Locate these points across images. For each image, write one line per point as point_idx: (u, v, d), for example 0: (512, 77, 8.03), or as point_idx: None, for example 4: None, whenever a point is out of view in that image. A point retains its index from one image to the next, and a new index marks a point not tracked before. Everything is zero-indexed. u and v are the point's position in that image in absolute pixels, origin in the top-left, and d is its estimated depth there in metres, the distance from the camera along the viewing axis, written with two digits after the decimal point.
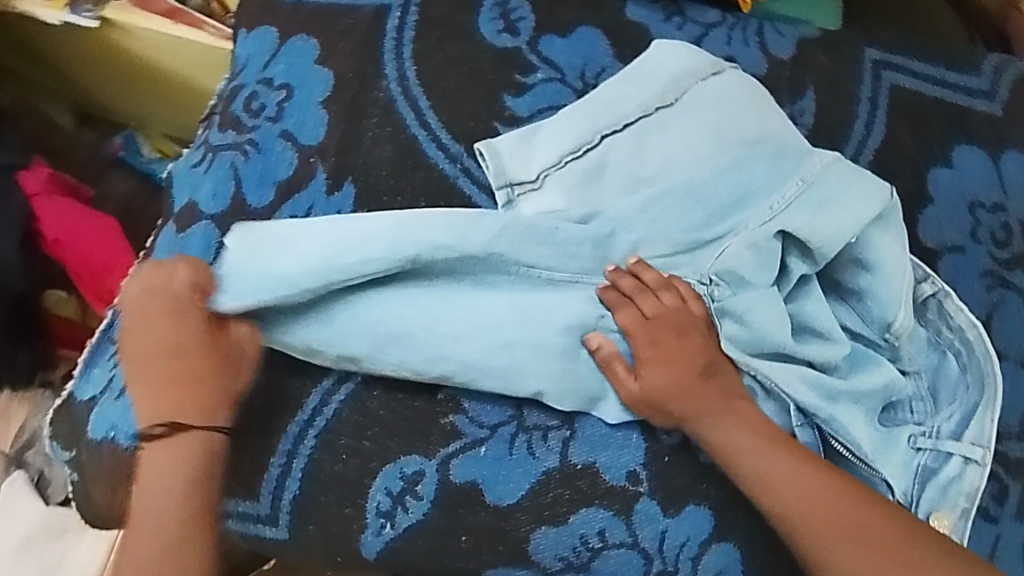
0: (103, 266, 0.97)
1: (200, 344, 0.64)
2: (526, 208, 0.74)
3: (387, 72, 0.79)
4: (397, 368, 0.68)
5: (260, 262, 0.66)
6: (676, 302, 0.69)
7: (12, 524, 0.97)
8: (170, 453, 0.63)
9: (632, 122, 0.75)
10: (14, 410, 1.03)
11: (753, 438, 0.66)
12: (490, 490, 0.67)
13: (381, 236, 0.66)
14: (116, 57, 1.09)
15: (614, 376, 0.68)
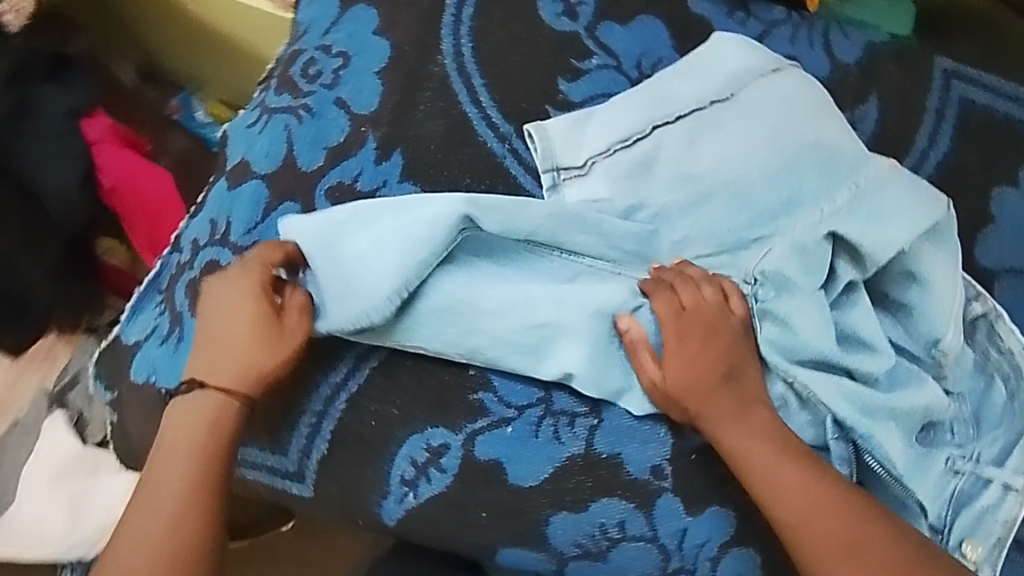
0: (156, 210, 0.97)
1: (243, 311, 0.66)
2: (571, 193, 0.74)
3: (445, 47, 0.80)
4: (431, 341, 0.68)
5: (336, 253, 0.68)
6: (717, 297, 0.68)
7: (48, 457, 1.01)
8: (192, 410, 0.65)
9: (686, 114, 0.74)
10: (59, 350, 1.10)
11: (765, 446, 0.64)
12: (512, 470, 0.67)
13: (433, 216, 0.67)
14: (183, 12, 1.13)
15: (637, 361, 0.68)
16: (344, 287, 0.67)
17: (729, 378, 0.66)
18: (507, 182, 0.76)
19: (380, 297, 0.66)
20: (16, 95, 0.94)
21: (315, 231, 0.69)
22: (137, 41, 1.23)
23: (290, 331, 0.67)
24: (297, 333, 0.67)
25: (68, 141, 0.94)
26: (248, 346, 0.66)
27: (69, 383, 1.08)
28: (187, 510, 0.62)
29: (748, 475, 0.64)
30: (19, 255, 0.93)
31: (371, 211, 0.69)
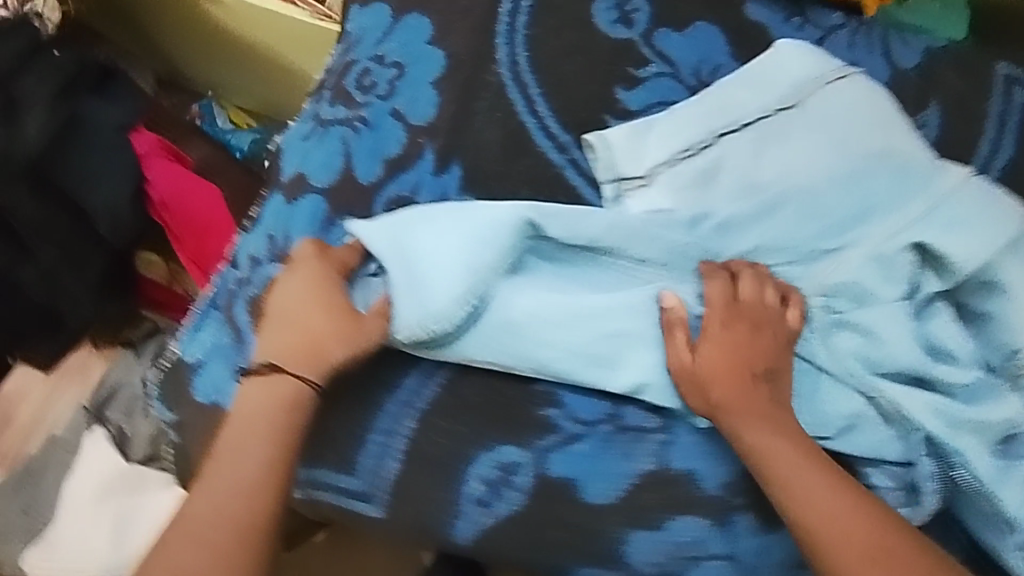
0: (204, 227, 0.93)
1: (321, 299, 0.65)
2: (633, 204, 0.72)
3: (500, 56, 0.78)
4: (498, 353, 0.67)
5: (402, 252, 0.68)
6: (775, 302, 0.67)
7: (91, 473, 1.01)
8: (263, 391, 0.62)
9: (751, 123, 0.73)
10: (93, 364, 1.15)
11: (787, 444, 0.61)
12: (586, 488, 0.67)
13: (502, 224, 0.67)
14: (204, 26, 1.22)
15: (671, 343, 0.67)
16: (415, 290, 0.66)
17: (769, 378, 0.65)
18: (567, 193, 0.75)
19: (452, 299, 0.65)
20: (66, 110, 0.89)
21: (380, 233, 0.69)
22: (204, 70, 1.32)
23: (368, 325, 0.65)
24: (374, 328, 0.66)
25: (120, 154, 0.91)
26: (325, 333, 0.64)
27: (107, 397, 1.09)
28: (254, 495, 0.58)
29: (769, 477, 0.61)
30: (62, 271, 0.92)
31: (439, 214, 0.69)
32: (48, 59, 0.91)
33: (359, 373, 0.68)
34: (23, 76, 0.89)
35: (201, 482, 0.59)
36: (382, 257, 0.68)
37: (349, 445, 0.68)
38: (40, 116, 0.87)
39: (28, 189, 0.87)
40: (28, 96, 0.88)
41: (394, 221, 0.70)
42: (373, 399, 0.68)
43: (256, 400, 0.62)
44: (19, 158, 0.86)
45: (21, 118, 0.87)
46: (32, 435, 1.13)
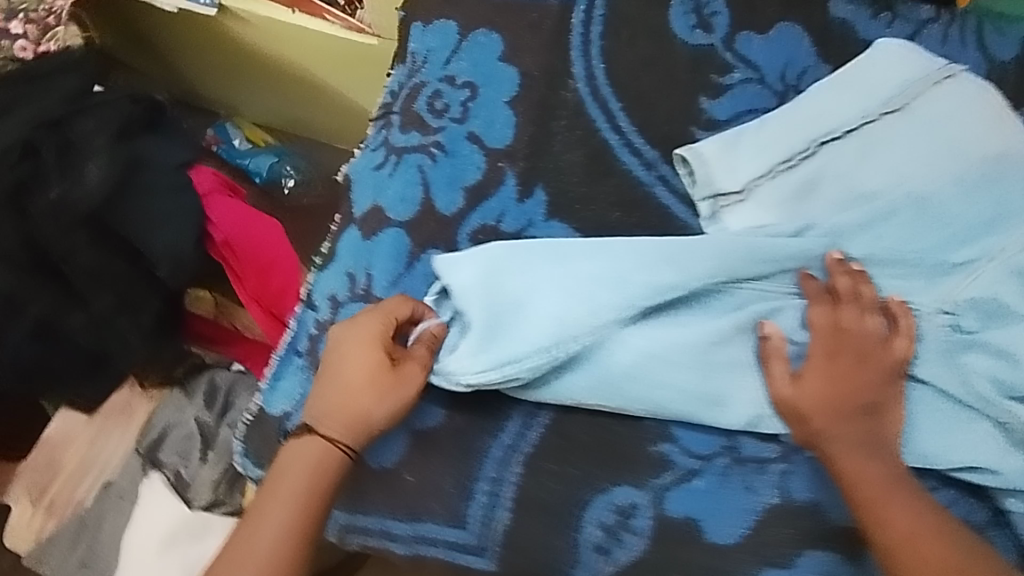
0: (268, 263, 0.90)
1: (363, 355, 0.62)
2: (731, 221, 0.69)
3: (576, 71, 0.74)
4: (602, 394, 0.64)
5: (496, 295, 0.65)
6: (879, 329, 0.64)
7: (153, 522, 0.98)
8: (297, 452, 0.61)
9: (852, 130, 0.69)
10: (138, 403, 1.06)
11: (874, 467, 0.60)
12: (709, 526, 0.63)
13: (604, 258, 0.66)
14: (230, 48, 1.19)
15: (769, 374, 0.64)
16: (494, 336, 0.64)
17: (873, 409, 0.62)
18: (659, 212, 0.70)
19: (533, 346, 0.63)
20: (125, 152, 0.86)
21: (466, 273, 0.65)
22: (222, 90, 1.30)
23: (409, 379, 0.63)
24: (415, 382, 0.63)
25: (182, 196, 0.87)
26: (364, 394, 0.61)
27: (158, 439, 1.03)
28: (285, 553, 0.58)
29: (851, 497, 0.60)
30: (116, 317, 0.88)
31: (538, 254, 0.67)
32: (101, 98, 0.88)
33: (460, 418, 0.66)
34: (78, 118, 0.86)
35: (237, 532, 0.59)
36: (464, 297, 0.65)
37: (456, 495, 0.64)
38: (100, 162, 0.84)
39: (89, 237, 0.85)
40: (85, 140, 0.85)
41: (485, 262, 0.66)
42: (477, 446, 0.65)
43: (292, 460, 0.61)
44: (78, 208, 0.83)
45: (80, 165, 0.84)
46: (78, 483, 1.04)
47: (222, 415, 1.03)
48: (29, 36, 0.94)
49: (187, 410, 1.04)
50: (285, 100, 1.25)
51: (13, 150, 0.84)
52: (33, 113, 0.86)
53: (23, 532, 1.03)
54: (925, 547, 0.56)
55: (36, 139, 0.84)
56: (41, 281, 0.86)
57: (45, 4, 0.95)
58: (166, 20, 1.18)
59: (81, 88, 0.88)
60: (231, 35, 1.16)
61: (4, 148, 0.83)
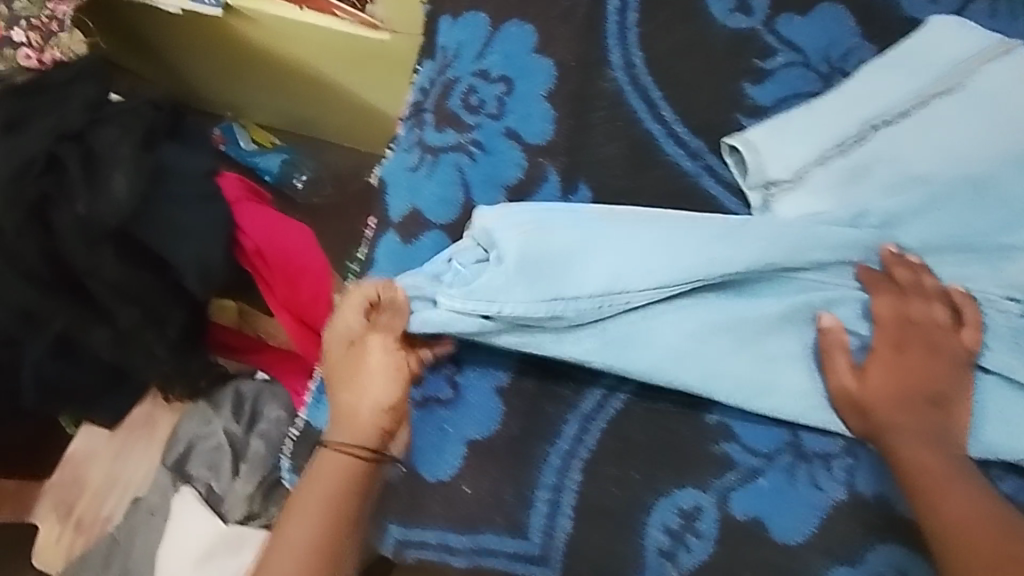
0: (299, 269, 0.88)
1: (339, 348, 0.61)
2: (784, 210, 0.66)
3: (613, 60, 0.71)
4: (646, 364, 0.62)
5: (536, 253, 0.61)
6: (947, 320, 0.63)
7: (186, 538, 0.93)
8: (319, 470, 0.60)
9: (905, 112, 0.66)
10: (161, 415, 1.04)
11: (939, 460, 0.59)
12: (775, 525, 0.62)
13: (661, 248, 0.62)
14: (233, 47, 1.14)
15: (831, 364, 0.63)
16: (534, 296, 0.60)
17: (939, 403, 0.61)
18: (706, 203, 0.69)
19: (586, 292, 0.61)
20: (150, 161, 0.83)
21: (507, 221, 0.63)
22: (227, 91, 1.25)
23: (386, 355, 0.61)
24: (394, 354, 0.61)
25: (211, 208, 0.85)
26: (360, 391, 0.60)
27: (185, 452, 1.00)
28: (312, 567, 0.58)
29: (912, 490, 0.59)
30: (143, 332, 0.87)
31: (589, 219, 0.63)
32: (121, 106, 0.86)
33: (515, 427, 0.64)
34: (99, 129, 0.84)
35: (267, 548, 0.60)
36: (501, 256, 0.61)
37: (516, 504, 0.63)
38: (126, 173, 0.81)
39: (115, 252, 0.83)
40: (108, 152, 0.82)
41: (523, 219, 0.63)
42: (534, 454, 0.64)
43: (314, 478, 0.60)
44: (106, 222, 0.81)
45: (105, 176, 0.81)
46: (104, 498, 1.02)
47: (251, 425, 0.99)
48: (32, 44, 0.89)
49: (214, 421, 1.00)
50: (292, 100, 1.21)
51: (36, 162, 0.81)
52: (50, 125, 0.83)
53: (52, 550, 1.01)
54: (981, 532, 0.55)
55: (59, 151, 0.82)
56: (61, 298, 0.84)
57: (47, 9, 0.89)
58: (170, 22, 1.14)
59: (99, 96, 0.86)
60: (234, 34, 1.11)
61: (27, 160, 0.81)
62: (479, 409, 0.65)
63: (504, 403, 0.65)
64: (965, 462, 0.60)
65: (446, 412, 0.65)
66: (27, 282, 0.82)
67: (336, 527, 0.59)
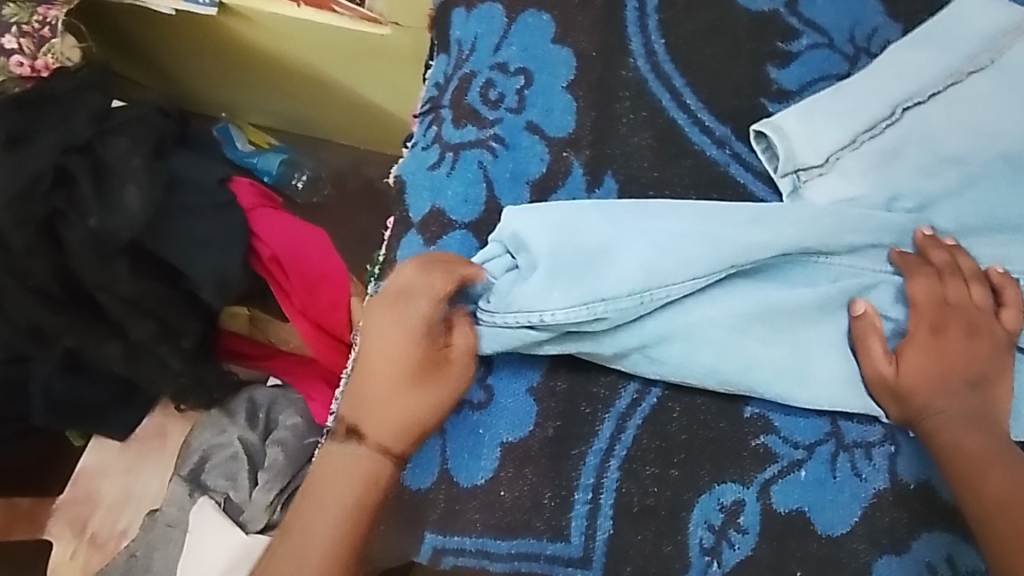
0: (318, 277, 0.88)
1: (408, 342, 0.58)
2: (816, 196, 0.65)
3: (634, 47, 0.70)
4: (679, 366, 0.62)
5: (569, 258, 0.59)
6: (986, 301, 0.62)
7: (209, 552, 0.90)
8: (343, 462, 0.58)
9: (936, 94, 0.65)
10: (171, 425, 1.03)
11: (984, 443, 0.58)
12: (819, 518, 0.61)
13: (697, 237, 0.60)
14: (228, 48, 1.10)
15: (867, 351, 0.62)
16: (573, 301, 0.59)
17: (977, 385, 0.60)
18: (736, 192, 0.67)
19: (625, 289, 0.59)
20: (163, 171, 0.81)
21: (530, 223, 0.61)
22: (225, 93, 1.22)
23: (450, 377, 0.59)
24: (457, 380, 0.60)
25: (229, 216, 0.85)
26: (408, 397, 0.58)
27: (201, 462, 0.98)
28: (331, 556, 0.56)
29: (952, 474, 0.58)
30: (157, 345, 0.85)
31: (619, 213, 0.62)
32: (127, 113, 0.83)
33: (548, 428, 0.63)
34: (108, 139, 0.80)
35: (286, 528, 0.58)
36: (534, 263, 0.60)
37: (555, 507, 0.62)
38: (140, 185, 0.79)
39: (128, 264, 0.80)
40: (120, 163, 0.79)
41: (550, 220, 0.61)
42: (572, 455, 0.62)
43: (337, 469, 0.58)
44: (119, 236, 0.77)
45: (118, 188, 0.78)
46: (119, 513, 1.00)
47: (267, 434, 0.98)
48: (25, 50, 0.85)
49: (229, 430, 0.98)
50: (293, 101, 1.19)
51: (44, 178, 0.77)
52: (58, 137, 0.78)
53: (65, 568, 0.97)
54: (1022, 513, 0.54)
55: (68, 164, 0.78)
56: (72, 315, 0.82)
57: (37, 15, 0.85)
58: (165, 26, 1.09)
59: (105, 106, 0.82)
60: (230, 35, 1.07)
61: (34, 176, 0.76)
62: (513, 409, 0.63)
63: (537, 403, 0.63)
64: (1009, 445, 0.58)
65: (479, 415, 0.63)
66: (37, 299, 0.80)
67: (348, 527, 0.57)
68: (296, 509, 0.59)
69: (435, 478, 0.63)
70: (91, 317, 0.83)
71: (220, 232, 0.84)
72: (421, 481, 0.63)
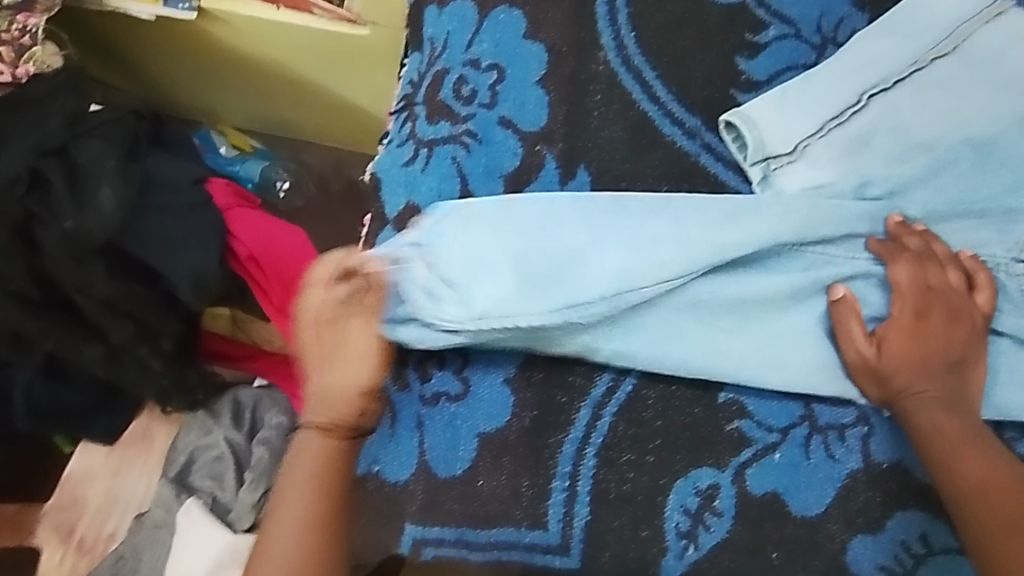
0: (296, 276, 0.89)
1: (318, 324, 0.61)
2: (786, 183, 0.67)
3: (605, 42, 0.71)
4: (655, 359, 0.62)
5: (531, 256, 0.61)
6: (962, 284, 0.63)
7: (194, 554, 0.90)
8: (299, 453, 0.60)
9: (902, 79, 0.67)
10: (156, 431, 1.02)
11: (959, 426, 0.59)
12: (794, 500, 0.62)
13: (670, 239, 0.62)
14: (205, 51, 1.11)
15: (848, 335, 0.63)
16: (543, 295, 0.60)
17: (957, 369, 0.61)
18: (708, 181, 0.68)
19: (598, 295, 0.60)
20: (137, 172, 0.82)
21: (490, 220, 0.62)
22: (205, 100, 1.22)
23: (366, 341, 0.61)
24: (374, 340, 0.61)
25: (204, 215, 0.85)
26: (339, 371, 0.60)
27: (187, 465, 0.98)
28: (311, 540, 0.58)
29: (929, 453, 0.59)
30: (137, 346, 0.85)
31: (594, 211, 0.63)
32: (103, 116, 0.83)
33: (527, 420, 0.63)
34: (81, 142, 0.80)
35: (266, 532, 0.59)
36: (496, 263, 0.61)
37: (533, 495, 0.62)
38: (114, 186, 0.79)
39: (105, 267, 0.80)
40: (94, 164, 0.80)
41: (515, 221, 0.62)
42: (550, 444, 0.63)
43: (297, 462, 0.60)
44: (94, 237, 0.78)
45: (93, 190, 0.79)
46: (106, 515, 1.00)
47: (253, 434, 0.98)
48: (4, 59, 0.84)
49: (214, 432, 0.98)
50: (271, 104, 1.19)
51: (20, 181, 0.77)
52: (32, 140, 0.79)
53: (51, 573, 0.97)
54: (997, 498, 0.57)
55: (43, 167, 0.78)
56: (53, 319, 0.82)
57: (16, 23, 0.83)
58: (148, 31, 1.10)
59: (80, 107, 0.82)
60: (210, 38, 1.08)
61: (10, 180, 0.76)
62: (491, 400, 0.64)
63: (514, 394, 0.64)
64: (980, 427, 0.60)
65: (457, 406, 0.64)
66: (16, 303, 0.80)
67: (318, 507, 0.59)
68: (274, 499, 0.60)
69: (414, 470, 0.63)
70: (71, 321, 0.83)
71: (199, 233, 0.84)
72: (399, 474, 0.63)
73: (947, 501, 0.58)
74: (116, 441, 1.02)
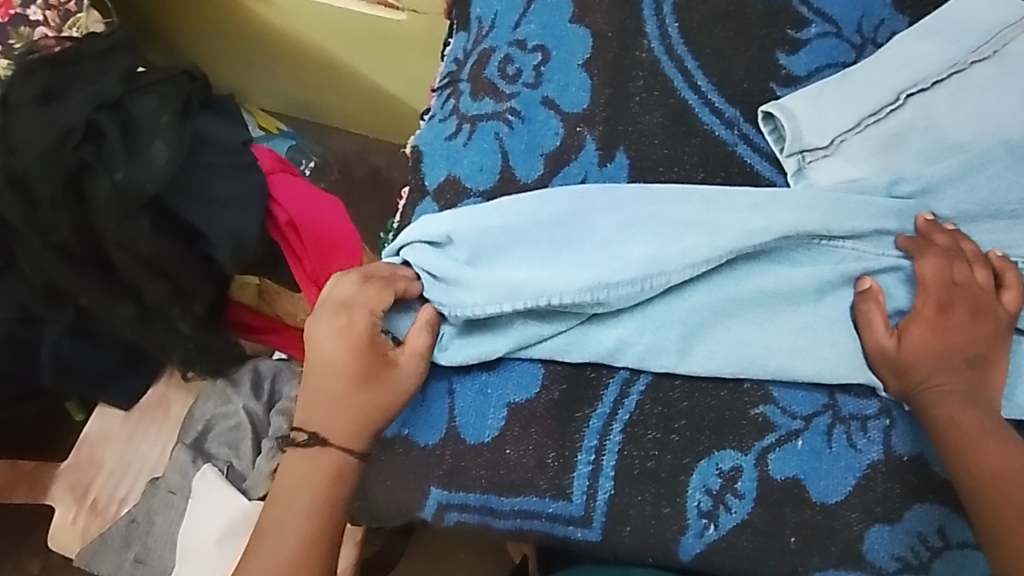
0: (331, 243, 0.91)
1: (344, 348, 0.62)
2: (820, 176, 0.68)
3: (649, 30, 0.72)
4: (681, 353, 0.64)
5: (557, 243, 0.64)
6: (989, 282, 0.64)
7: (208, 516, 0.88)
8: (312, 462, 0.62)
9: (941, 80, 0.68)
10: (172, 398, 1.03)
11: (981, 420, 0.60)
12: (815, 487, 0.63)
13: (694, 221, 0.64)
14: (244, 27, 1.13)
15: (870, 330, 0.64)
16: (575, 273, 0.62)
17: (979, 365, 0.62)
18: (743, 170, 0.69)
19: (626, 279, 0.62)
20: (190, 129, 0.83)
21: (513, 211, 0.64)
22: (237, 77, 1.24)
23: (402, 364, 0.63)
24: (407, 370, 0.63)
25: (249, 176, 0.86)
26: (364, 399, 0.62)
27: (204, 432, 0.97)
28: (307, 544, 0.61)
29: (948, 445, 0.60)
30: (170, 307, 0.87)
31: (629, 197, 0.65)
32: (154, 76, 0.85)
33: (553, 397, 0.64)
34: (136, 97, 0.83)
35: (268, 530, 0.61)
36: (524, 245, 0.64)
37: (558, 466, 0.63)
38: (167, 141, 0.81)
39: (149, 222, 0.82)
40: (148, 119, 0.82)
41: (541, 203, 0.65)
42: (576, 417, 0.64)
43: (298, 472, 0.62)
44: (143, 189, 0.79)
45: (146, 144, 0.80)
46: (119, 480, 1.00)
47: (271, 405, 0.97)
48: (50, 22, 0.89)
49: (233, 400, 0.97)
50: (303, 86, 1.21)
51: (74, 132, 0.79)
52: (87, 94, 0.81)
53: (66, 532, 0.98)
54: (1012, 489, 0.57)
55: (97, 119, 0.80)
56: (88, 272, 0.85)
57: None
58: (192, 5, 1.12)
59: (132, 67, 0.85)
60: (251, 15, 1.10)
61: (64, 131, 0.79)
62: (521, 372, 0.65)
63: (544, 366, 0.65)
64: (1000, 422, 0.61)
65: (488, 375, 0.65)
66: (58, 255, 0.83)
67: (320, 520, 0.61)
68: (279, 498, 0.62)
69: (441, 436, 0.64)
70: (106, 278, 0.86)
71: (240, 195, 0.85)
72: (427, 438, 0.65)
73: (961, 490, 0.59)
74: (131, 406, 1.02)
